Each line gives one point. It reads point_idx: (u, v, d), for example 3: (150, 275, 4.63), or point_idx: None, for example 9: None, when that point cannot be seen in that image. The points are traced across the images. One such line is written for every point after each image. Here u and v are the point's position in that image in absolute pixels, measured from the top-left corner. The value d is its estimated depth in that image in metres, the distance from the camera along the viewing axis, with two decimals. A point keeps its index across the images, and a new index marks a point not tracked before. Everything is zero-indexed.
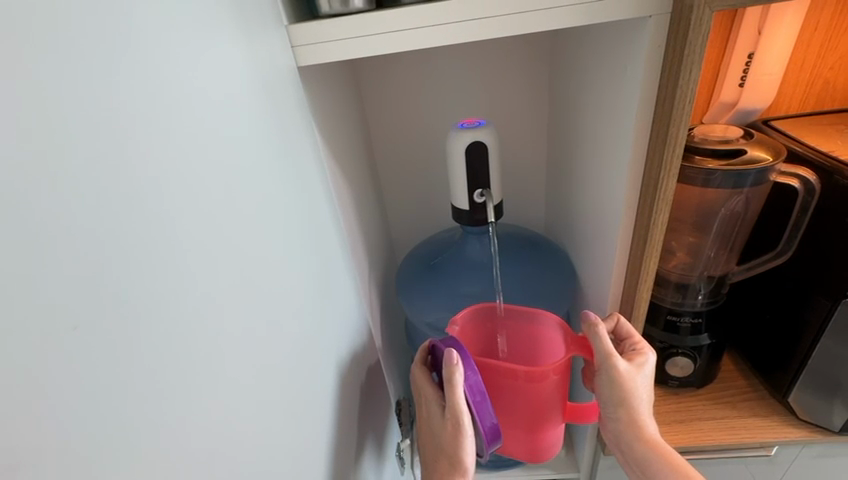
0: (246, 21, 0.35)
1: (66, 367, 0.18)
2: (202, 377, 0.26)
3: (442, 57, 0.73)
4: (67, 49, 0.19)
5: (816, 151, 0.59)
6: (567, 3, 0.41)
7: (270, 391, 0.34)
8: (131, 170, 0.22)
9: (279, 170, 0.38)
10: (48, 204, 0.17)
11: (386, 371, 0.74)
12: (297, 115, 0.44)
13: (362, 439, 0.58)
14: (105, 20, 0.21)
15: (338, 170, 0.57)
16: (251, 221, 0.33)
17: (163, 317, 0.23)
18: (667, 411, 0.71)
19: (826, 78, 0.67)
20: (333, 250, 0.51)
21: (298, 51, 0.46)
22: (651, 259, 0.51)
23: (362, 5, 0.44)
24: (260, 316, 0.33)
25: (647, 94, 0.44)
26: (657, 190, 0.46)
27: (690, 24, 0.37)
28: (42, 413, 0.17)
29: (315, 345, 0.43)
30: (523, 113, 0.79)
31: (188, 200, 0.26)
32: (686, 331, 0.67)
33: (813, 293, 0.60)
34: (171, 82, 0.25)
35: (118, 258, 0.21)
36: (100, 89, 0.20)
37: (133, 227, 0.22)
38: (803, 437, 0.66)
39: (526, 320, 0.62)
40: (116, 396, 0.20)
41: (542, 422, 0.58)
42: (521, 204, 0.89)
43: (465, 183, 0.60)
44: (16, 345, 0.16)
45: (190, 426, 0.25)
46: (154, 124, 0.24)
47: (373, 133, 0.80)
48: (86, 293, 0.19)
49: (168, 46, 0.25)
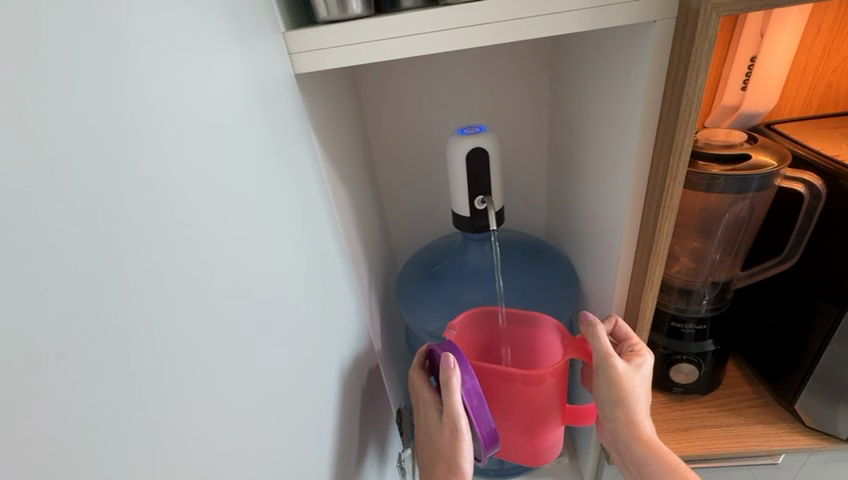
0: (242, 29, 0.35)
1: (58, 398, 0.17)
2: (202, 398, 0.25)
3: (442, 61, 0.73)
4: (58, 60, 0.18)
5: (821, 155, 0.58)
6: (566, 9, 0.41)
7: (271, 409, 0.33)
8: (127, 186, 0.21)
9: (276, 180, 0.37)
10: (39, 224, 0.16)
11: (386, 380, 0.73)
12: (295, 122, 0.44)
13: (363, 451, 0.57)
14: (99, 30, 0.20)
15: (337, 178, 0.56)
16: (249, 232, 0.32)
17: (161, 338, 0.22)
18: (671, 419, 0.70)
19: (829, 81, 0.66)
20: (332, 259, 0.50)
21: (296, 58, 0.45)
22: (657, 265, 0.50)
23: (360, 11, 0.43)
24: (258, 328, 0.32)
25: (651, 99, 0.43)
26: (663, 196, 0.46)
27: (696, 29, 0.36)
28: (40, 437, 0.16)
29: (315, 358, 0.42)
30: (523, 118, 0.78)
31: (186, 212, 0.25)
32: (690, 337, 0.66)
33: (819, 299, 0.59)
34: (168, 93, 0.24)
35: (113, 278, 0.20)
36: (94, 102, 0.19)
37: (129, 244, 0.21)
38: (809, 445, 0.65)
39: (526, 326, 0.61)
40: (113, 425, 0.19)
41: (542, 427, 0.58)
42: (522, 210, 0.88)
43: (466, 190, 0.59)
44: (12, 366, 0.15)
45: (191, 449, 0.24)
46: (149, 136, 0.23)
47: (372, 138, 0.79)
48: (79, 317, 0.18)
49: (164, 57, 0.25)
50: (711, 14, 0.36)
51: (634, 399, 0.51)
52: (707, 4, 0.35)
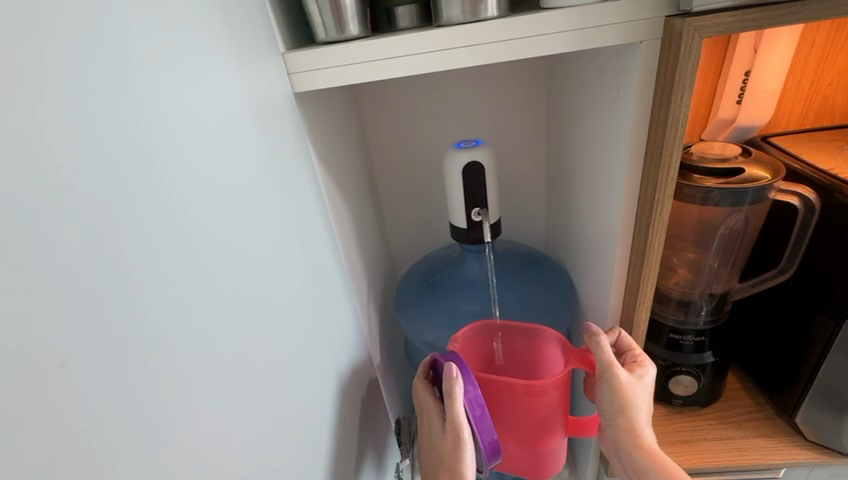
0: (241, 50, 0.36)
1: (61, 407, 0.18)
2: (200, 408, 0.26)
3: (441, 76, 0.74)
4: (69, 94, 0.19)
5: (816, 169, 0.59)
6: (560, 30, 0.42)
7: (269, 413, 0.34)
8: (126, 208, 0.22)
9: (275, 196, 0.39)
10: (49, 242, 0.18)
11: (385, 390, 0.73)
12: (294, 141, 0.45)
13: (361, 459, 0.57)
14: (108, 69, 0.22)
15: (336, 190, 0.58)
16: (248, 243, 0.33)
17: (162, 348, 0.23)
18: (670, 432, 0.70)
19: (825, 94, 0.67)
20: (330, 271, 0.51)
21: (294, 77, 0.46)
22: (650, 277, 0.51)
23: (357, 32, 0.45)
24: (257, 336, 0.33)
25: (640, 115, 0.44)
26: (653, 211, 0.46)
27: (681, 50, 0.38)
28: (48, 433, 0.17)
29: (314, 365, 0.43)
30: (521, 133, 0.79)
31: (186, 225, 0.26)
32: (690, 349, 0.66)
33: (817, 311, 0.59)
34: (169, 119, 0.26)
35: (116, 293, 0.21)
36: (101, 133, 0.21)
37: (131, 261, 0.22)
38: (810, 459, 0.64)
39: (527, 337, 0.62)
40: (112, 434, 0.20)
41: (543, 438, 0.57)
42: (522, 222, 0.88)
43: (463, 203, 0.60)
44: (14, 370, 0.16)
45: (188, 457, 0.25)
46: (153, 160, 0.24)
47: (372, 151, 0.80)
48: (83, 325, 0.19)
49: (167, 86, 0.26)
50: (694, 35, 0.37)
51: (636, 409, 0.51)
52: (690, 25, 0.36)
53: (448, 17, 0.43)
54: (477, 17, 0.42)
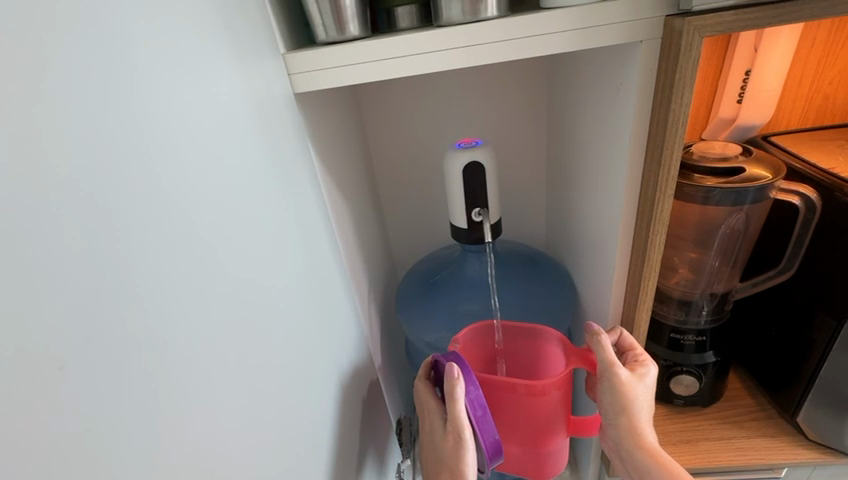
0: (241, 51, 0.36)
1: (60, 408, 0.18)
2: (200, 408, 0.26)
3: (441, 77, 0.74)
4: (68, 95, 0.19)
5: (817, 168, 0.58)
6: (560, 29, 0.42)
7: (270, 414, 0.34)
8: (126, 208, 0.22)
9: (275, 197, 0.39)
10: (47, 242, 0.18)
11: (386, 391, 0.73)
12: (294, 141, 0.45)
13: (361, 460, 0.57)
14: (108, 70, 0.22)
15: (337, 191, 0.58)
16: (248, 244, 0.33)
17: (162, 348, 0.23)
18: (671, 431, 0.70)
19: (826, 93, 0.67)
20: (331, 272, 0.51)
21: (294, 78, 0.46)
22: (651, 276, 0.51)
23: (357, 33, 0.45)
24: (257, 337, 0.33)
25: (640, 115, 0.44)
26: (654, 210, 0.46)
27: (681, 49, 0.38)
28: (48, 434, 0.17)
29: (315, 366, 0.43)
30: (522, 133, 0.79)
31: (186, 226, 0.26)
32: (691, 349, 0.66)
33: (819, 311, 0.59)
34: (169, 120, 0.26)
35: (116, 294, 0.21)
36: (100, 134, 0.21)
37: (130, 261, 0.22)
38: (812, 458, 0.64)
39: (528, 337, 0.62)
40: (111, 434, 0.20)
41: (544, 438, 0.57)
42: (522, 222, 0.88)
43: (464, 203, 0.60)
44: (14, 371, 0.16)
45: (188, 457, 0.25)
46: (152, 161, 0.24)
47: (372, 151, 0.80)
48: (82, 325, 0.19)
49: (167, 87, 0.26)
50: (694, 34, 0.37)
51: (637, 408, 0.51)
52: (690, 24, 0.36)
53: (447, 17, 0.43)
54: (477, 17, 0.42)
